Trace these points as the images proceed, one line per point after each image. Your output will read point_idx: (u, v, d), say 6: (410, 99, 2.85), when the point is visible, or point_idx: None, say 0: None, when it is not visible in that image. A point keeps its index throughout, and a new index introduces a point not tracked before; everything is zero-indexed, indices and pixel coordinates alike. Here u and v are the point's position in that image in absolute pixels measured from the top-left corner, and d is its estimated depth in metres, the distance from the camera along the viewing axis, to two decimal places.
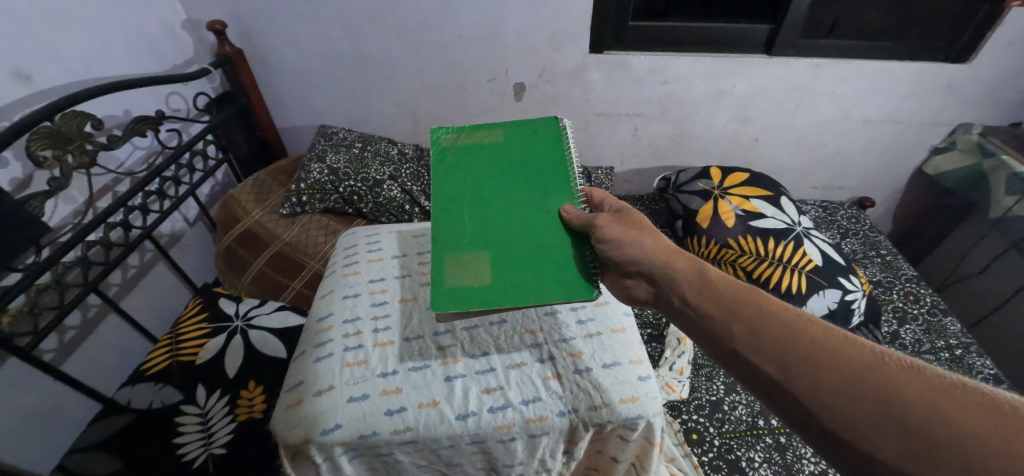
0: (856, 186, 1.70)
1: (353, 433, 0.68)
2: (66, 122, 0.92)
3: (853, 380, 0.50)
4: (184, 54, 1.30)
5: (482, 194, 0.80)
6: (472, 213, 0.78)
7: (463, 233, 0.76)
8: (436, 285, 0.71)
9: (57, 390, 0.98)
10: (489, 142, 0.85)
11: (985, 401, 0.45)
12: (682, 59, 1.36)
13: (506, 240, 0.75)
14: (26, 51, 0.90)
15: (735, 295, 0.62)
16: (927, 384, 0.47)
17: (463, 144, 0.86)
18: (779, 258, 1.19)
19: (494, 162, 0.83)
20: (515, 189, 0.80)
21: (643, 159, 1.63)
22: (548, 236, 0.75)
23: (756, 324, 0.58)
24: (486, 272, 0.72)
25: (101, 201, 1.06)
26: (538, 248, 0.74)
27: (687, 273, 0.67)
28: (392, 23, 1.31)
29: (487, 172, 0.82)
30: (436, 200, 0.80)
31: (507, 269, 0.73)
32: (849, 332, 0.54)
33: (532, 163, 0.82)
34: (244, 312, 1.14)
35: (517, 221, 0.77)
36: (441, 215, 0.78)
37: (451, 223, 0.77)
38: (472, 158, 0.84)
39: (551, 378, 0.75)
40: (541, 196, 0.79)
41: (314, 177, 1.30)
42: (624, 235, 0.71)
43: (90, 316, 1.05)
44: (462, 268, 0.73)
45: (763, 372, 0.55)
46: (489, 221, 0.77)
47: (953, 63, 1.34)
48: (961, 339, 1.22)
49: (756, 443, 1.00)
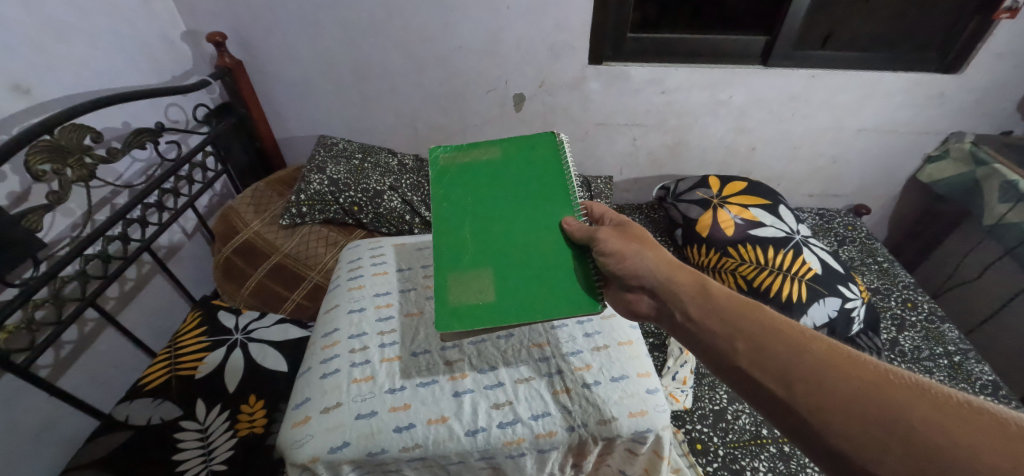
0: (852, 194, 1.72)
1: (362, 451, 0.68)
2: (66, 135, 0.91)
3: (858, 399, 0.49)
4: (183, 65, 1.29)
5: (484, 210, 0.80)
6: (474, 230, 0.78)
7: (465, 250, 0.76)
8: (439, 303, 0.71)
9: (54, 407, 0.97)
10: (487, 160, 0.85)
11: (991, 421, 0.44)
12: (681, 70, 1.37)
13: (509, 256, 0.75)
14: (25, 64, 0.90)
15: (738, 309, 0.61)
16: (931, 402, 0.47)
17: (461, 161, 0.86)
18: (778, 266, 1.20)
19: (494, 179, 0.83)
20: (517, 205, 0.80)
21: (642, 168, 1.64)
22: (551, 251, 0.75)
23: (759, 340, 0.57)
24: (489, 289, 0.72)
25: (100, 214, 1.05)
26: (542, 263, 0.74)
27: (689, 287, 0.67)
28: (391, 35, 1.31)
29: (487, 189, 0.82)
30: (437, 218, 0.80)
31: (511, 285, 0.73)
32: (852, 348, 0.54)
33: (531, 179, 0.82)
34: (244, 325, 1.13)
35: (519, 236, 0.77)
36: (442, 233, 0.78)
37: (453, 241, 0.77)
38: (471, 175, 0.84)
39: (560, 392, 0.75)
40: (543, 210, 0.79)
41: (314, 187, 1.28)
42: (626, 248, 0.71)
43: (88, 331, 1.03)
44: (465, 286, 0.73)
45: (766, 388, 0.54)
46: (492, 238, 0.77)
47: (945, 74, 1.37)
48: (959, 345, 1.24)
49: (760, 453, 1.00)
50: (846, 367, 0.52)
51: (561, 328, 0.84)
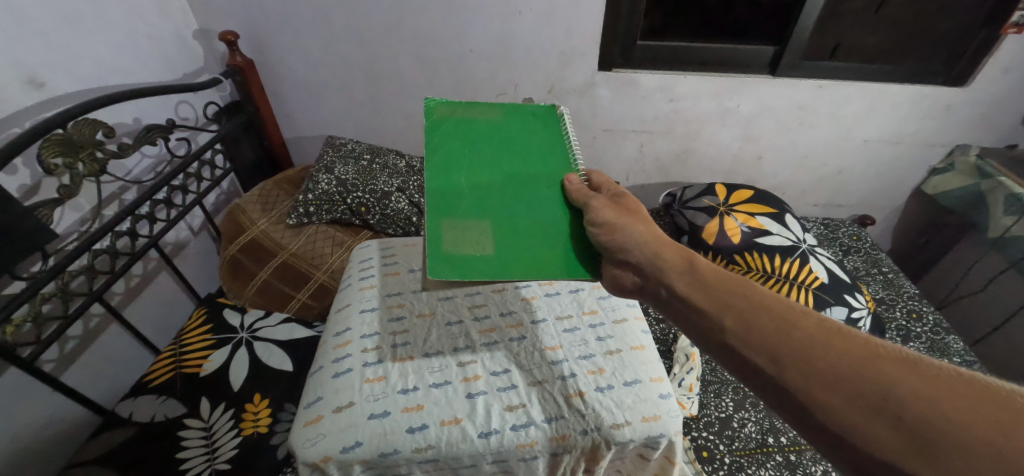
0: (856, 205, 1.73)
1: (374, 451, 0.67)
2: (79, 129, 0.91)
3: (847, 378, 0.46)
4: (195, 63, 1.30)
5: (480, 167, 0.80)
6: (470, 186, 0.77)
7: (459, 204, 0.74)
8: (432, 249, 0.68)
9: (57, 403, 0.96)
10: (485, 121, 0.87)
11: (987, 393, 0.42)
12: (690, 79, 1.38)
13: (505, 213, 0.74)
14: (40, 59, 0.90)
15: (727, 287, 0.59)
16: (926, 378, 0.44)
17: (456, 119, 0.86)
18: (784, 274, 1.21)
19: (491, 140, 0.84)
20: (514, 166, 0.80)
21: (648, 175, 1.65)
22: (549, 214, 0.75)
23: (748, 316, 0.55)
24: (487, 241, 0.70)
25: (108, 209, 1.05)
26: (539, 223, 0.74)
27: (677, 264, 0.64)
28: (403, 38, 1.32)
29: (485, 148, 0.83)
30: (432, 168, 0.78)
31: (507, 241, 0.71)
32: (845, 324, 0.51)
33: (529, 145, 0.84)
34: (249, 324, 1.13)
35: (515, 196, 0.77)
36: (436, 184, 0.76)
37: (446, 193, 0.75)
38: (469, 132, 0.84)
39: (573, 395, 0.74)
40: (541, 173, 0.80)
41: (322, 187, 1.28)
42: (616, 219, 0.68)
43: (92, 326, 1.03)
44: (460, 236, 0.70)
45: (754, 365, 0.52)
46: (489, 195, 0.76)
47: (951, 87, 1.38)
48: (965, 356, 1.24)
49: (767, 461, 1.00)
50: (837, 342, 0.49)
51: (573, 331, 0.84)
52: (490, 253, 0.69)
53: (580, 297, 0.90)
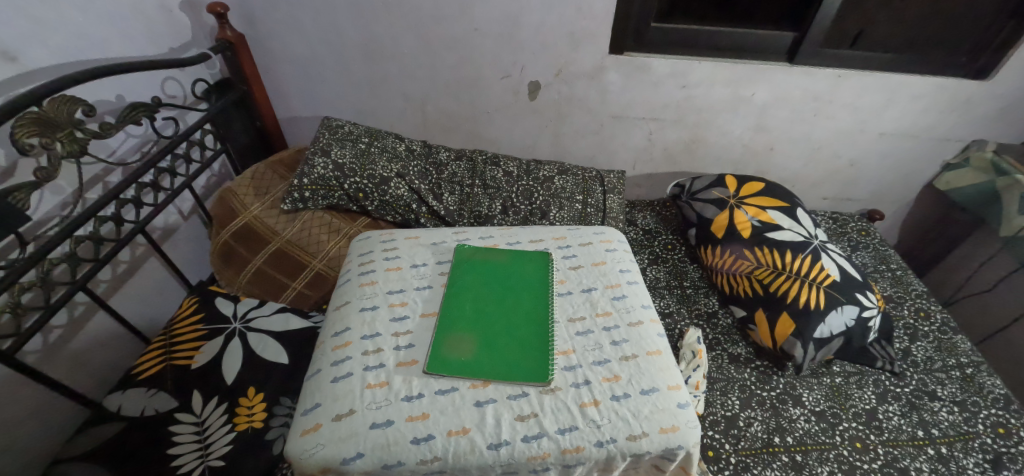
0: (866, 199, 1.69)
1: (376, 463, 0.65)
2: (55, 107, 0.84)
3: None
4: (181, 37, 1.21)
5: (484, 283, 0.87)
6: (476, 298, 0.84)
7: (461, 315, 0.81)
8: (431, 352, 0.75)
9: (40, 393, 0.92)
10: (495, 265, 0.91)
11: None
12: (704, 65, 1.32)
13: (495, 327, 0.80)
14: (13, 28, 0.83)
15: None
16: None
17: (479, 259, 0.92)
18: (796, 271, 1.17)
19: (499, 275, 0.89)
20: (511, 287, 0.87)
21: (655, 164, 1.60)
22: (529, 328, 0.80)
23: None
24: (473, 350, 0.76)
25: (91, 192, 0.99)
26: (518, 335, 0.79)
27: None
28: (405, 14, 1.25)
29: (491, 274, 0.89)
30: (452, 280, 0.87)
31: (490, 351, 0.76)
32: None
33: (525, 278, 0.89)
34: (243, 314, 1.09)
35: (505, 309, 0.83)
36: (451, 292, 0.85)
37: (455, 304, 0.83)
38: (484, 270, 0.90)
39: (588, 404, 0.71)
40: (527, 295, 0.86)
41: (318, 172, 1.21)
42: None
43: (78, 315, 0.98)
44: (455, 341, 0.77)
45: None
46: (486, 310, 0.83)
47: (974, 80, 1.33)
48: (972, 357, 1.22)
49: (772, 462, 0.98)
50: None
51: (586, 334, 0.81)
52: (470, 359, 0.74)
53: (593, 297, 0.87)
